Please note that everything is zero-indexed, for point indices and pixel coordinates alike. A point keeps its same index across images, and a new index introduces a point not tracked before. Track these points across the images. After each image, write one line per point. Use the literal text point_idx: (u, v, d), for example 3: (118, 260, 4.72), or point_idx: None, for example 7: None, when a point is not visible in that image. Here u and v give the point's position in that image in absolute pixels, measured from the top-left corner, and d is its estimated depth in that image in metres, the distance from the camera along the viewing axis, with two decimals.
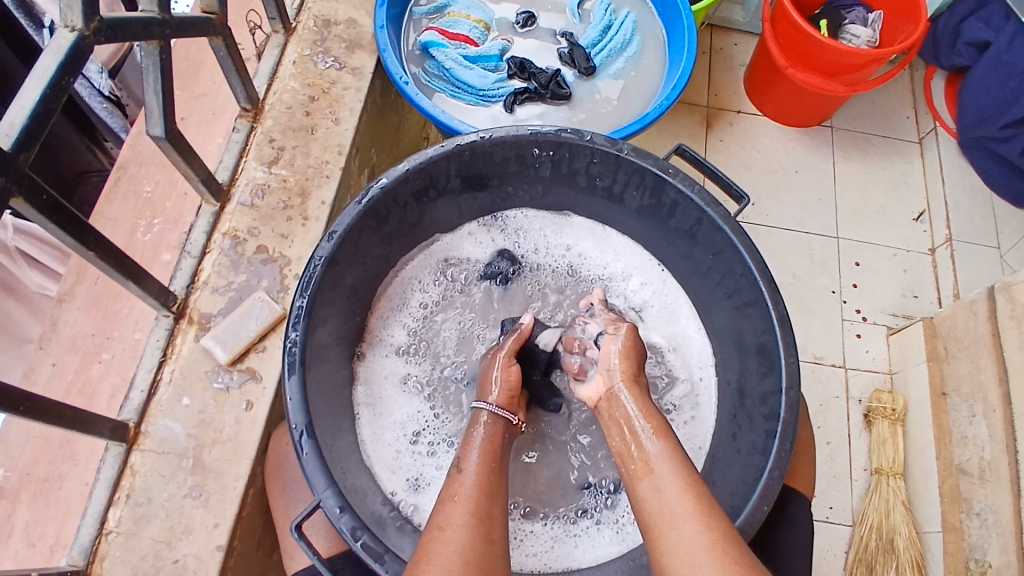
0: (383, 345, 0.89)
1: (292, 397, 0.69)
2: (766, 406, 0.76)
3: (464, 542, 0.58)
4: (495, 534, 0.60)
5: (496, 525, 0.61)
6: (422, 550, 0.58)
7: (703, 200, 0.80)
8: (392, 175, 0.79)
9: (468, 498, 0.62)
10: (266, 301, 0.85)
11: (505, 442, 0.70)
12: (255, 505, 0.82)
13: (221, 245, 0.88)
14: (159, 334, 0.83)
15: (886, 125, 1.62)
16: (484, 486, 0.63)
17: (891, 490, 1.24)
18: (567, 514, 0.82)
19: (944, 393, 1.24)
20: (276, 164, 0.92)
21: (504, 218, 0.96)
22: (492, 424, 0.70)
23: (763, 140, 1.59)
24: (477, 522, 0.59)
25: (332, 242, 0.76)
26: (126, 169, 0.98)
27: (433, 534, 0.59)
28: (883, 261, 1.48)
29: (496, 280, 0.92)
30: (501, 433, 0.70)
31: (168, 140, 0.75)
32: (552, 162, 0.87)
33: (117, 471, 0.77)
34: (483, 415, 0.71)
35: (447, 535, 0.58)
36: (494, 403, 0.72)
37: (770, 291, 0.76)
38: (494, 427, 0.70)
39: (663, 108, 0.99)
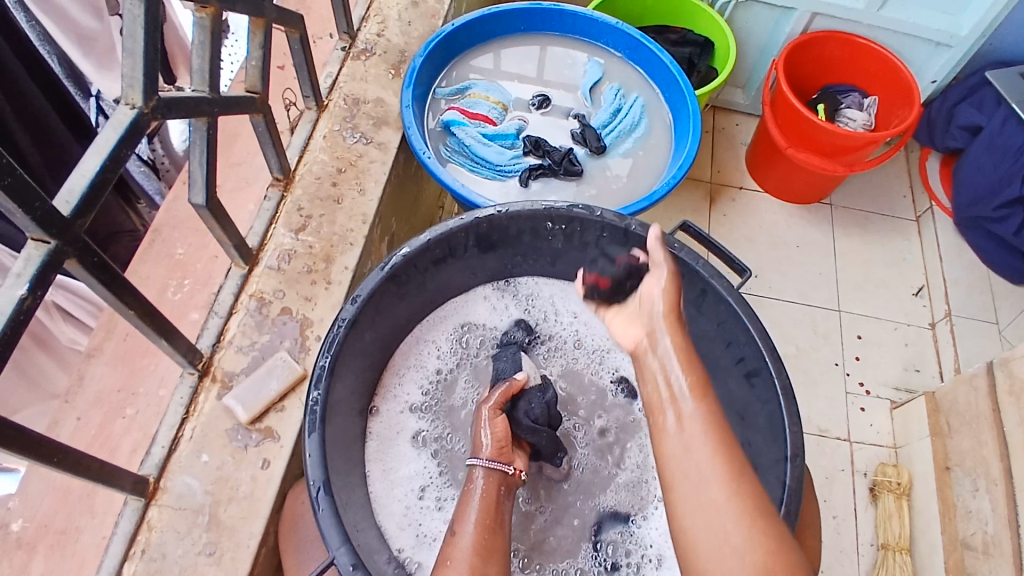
0: (399, 403, 0.91)
1: (312, 453, 0.71)
2: (773, 475, 0.77)
3: None
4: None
5: None
6: None
7: (708, 272, 0.84)
8: (414, 245, 0.84)
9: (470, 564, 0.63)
10: (287, 361, 0.88)
11: (501, 501, 0.73)
12: (266, 564, 0.82)
13: (247, 306, 0.92)
14: (183, 392, 0.86)
15: (884, 204, 1.68)
16: (480, 547, 0.66)
17: (898, 567, 1.23)
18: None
19: (947, 467, 1.24)
20: (303, 231, 0.98)
21: (517, 285, 1.00)
22: (488, 482, 0.73)
23: (765, 215, 1.65)
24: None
25: (356, 305, 0.79)
26: (160, 232, 1.06)
27: None
28: (885, 334, 1.51)
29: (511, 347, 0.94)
30: (497, 488, 0.74)
31: (207, 209, 0.80)
32: (564, 235, 0.91)
33: (134, 526, 0.78)
34: (478, 473, 0.74)
35: None
36: (485, 458, 0.75)
37: (774, 361, 0.79)
38: (490, 481, 0.74)
39: (670, 186, 1.05)
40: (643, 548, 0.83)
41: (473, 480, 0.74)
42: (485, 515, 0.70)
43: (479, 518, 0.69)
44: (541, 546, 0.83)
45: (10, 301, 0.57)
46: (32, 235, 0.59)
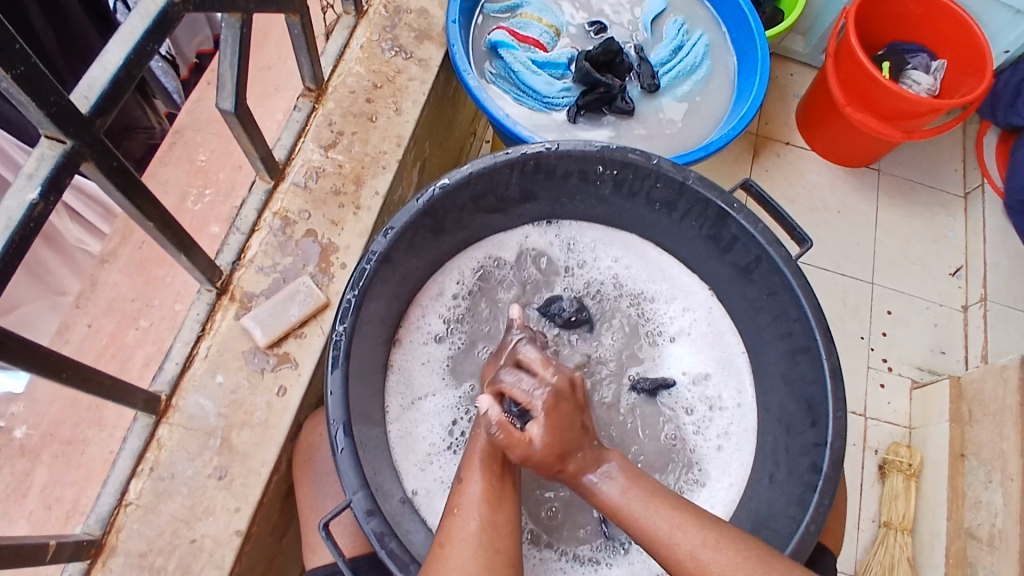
0: (423, 337, 0.87)
1: (334, 391, 0.67)
2: (807, 458, 0.75)
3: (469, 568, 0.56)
4: (500, 545, 0.58)
5: (502, 534, 0.59)
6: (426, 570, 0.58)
7: (765, 240, 0.78)
8: (454, 177, 0.77)
9: (474, 509, 0.60)
10: (311, 288, 0.83)
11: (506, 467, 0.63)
12: (276, 490, 0.81)
13: (270, 224, 0.86)
14: (200, 308, 0.83)
15: (933, 175, 1.58)
16: (490, 496, 0.61)
17: (897, 546, 1.22)
18: (579, 553, 0.75)
19: (962, 454, 1.22)
20: (333, 148, 0.91)
21: (557, 225, 0.93)
22: (488, 444, 0.64)
23: (810, 176, 1.56)
24: (495, 558, 0.57)
25: (388, 238, 0.74)
26: (182, 134, 1.00)
27: (435, 554, 0.58)
28: (915, 313, 1.46)
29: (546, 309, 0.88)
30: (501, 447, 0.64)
31: (235, 116, 0.73)
32: (614, 180, 0.84)
33: (143, 443, 0.76)
34: (479, 442, 0.64)
35: (450, 556, 0.57)
36: (491, 427, 0.64)
37: (825, 342, 0.74)
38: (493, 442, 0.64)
39: (729, 138, 0.98)
40: (657, 531, 0.76)
41: (474, 445, 0.64)
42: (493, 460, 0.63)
43: (486, 464, 0.63)
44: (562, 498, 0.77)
45: (21, 205, 0.52)
46: (45, 132, 0.54)
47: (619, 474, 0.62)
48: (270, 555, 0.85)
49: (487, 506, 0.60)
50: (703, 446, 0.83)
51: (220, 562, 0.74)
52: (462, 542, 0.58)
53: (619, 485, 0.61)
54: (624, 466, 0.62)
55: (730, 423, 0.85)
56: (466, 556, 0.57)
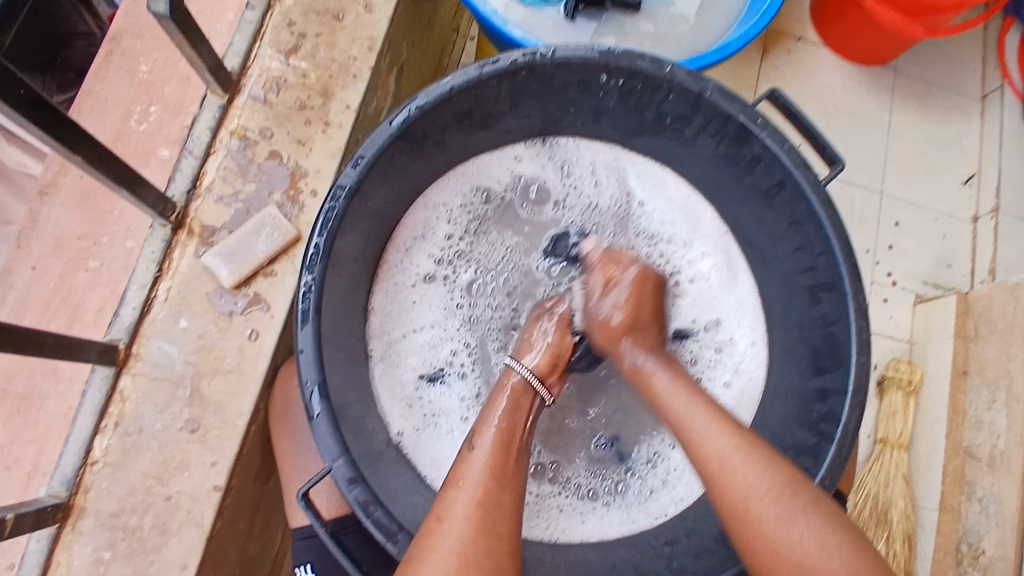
0: (405, 275, 0.79)
1: (305, 347, 0.60)
2: (828, 402, 0.70)
3: (463, 545, 0.51)
4: (501, 530, 0.53)
5: (503, 517, 0.53)
6: (419, 546, 0.52)
7: (791, 160, 0.69)
8: (433, 92, 0.66)
9: (475, 486, 0.54)
10: (278, 221, 0.74)
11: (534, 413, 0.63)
12: (256, 441, 0.75)
13: (227, 145, 0.76)
14: (154, 244, 0.73)
15: (951, 78, 1.40)
16: (493, 467, 0.56)
17: (893, 462, 1.19)
18: (579, 485, 0.76)
19: (964, 372, 1.18)
20: (295, 55, 0.79)
21: (553, 144, 0.83)
22: (520, 382, 0.63)
23: (822, 76, 1.37)
24: (495, 544, 0.52)
25: (359, 169, 0.64)
26: (119, 42, 0.87)
27: (431, 526, 0.53)
28: (924, 225, 1.33)
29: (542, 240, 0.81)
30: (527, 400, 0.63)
31: (173, 20, 0.63)
32: (619, 93, 0.74)
33: (104, 397, 0.70)
34: (514, 377, 0.64)
35: (446, 532, 0.52)
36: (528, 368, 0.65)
37: (852, 278, 0.67)
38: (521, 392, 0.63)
39: (746, 40, 0.86)
40: (654, 464, 0.77)
41: (506, 382, 0.64)
42: (512, 414, 0.61)
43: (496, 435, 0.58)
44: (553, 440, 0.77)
45: None
46: None
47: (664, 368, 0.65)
48: (255, 503, 0.81)
49: (490, 479, 0.55)
50: (712, 386, 0.79)
51: (199, 520, 0.69)
52: (457, 518, 0.52)
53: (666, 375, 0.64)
54: (658, 356, 0.66)
55: (740, 361, 0.80)
56: (466, 533, 0.51)
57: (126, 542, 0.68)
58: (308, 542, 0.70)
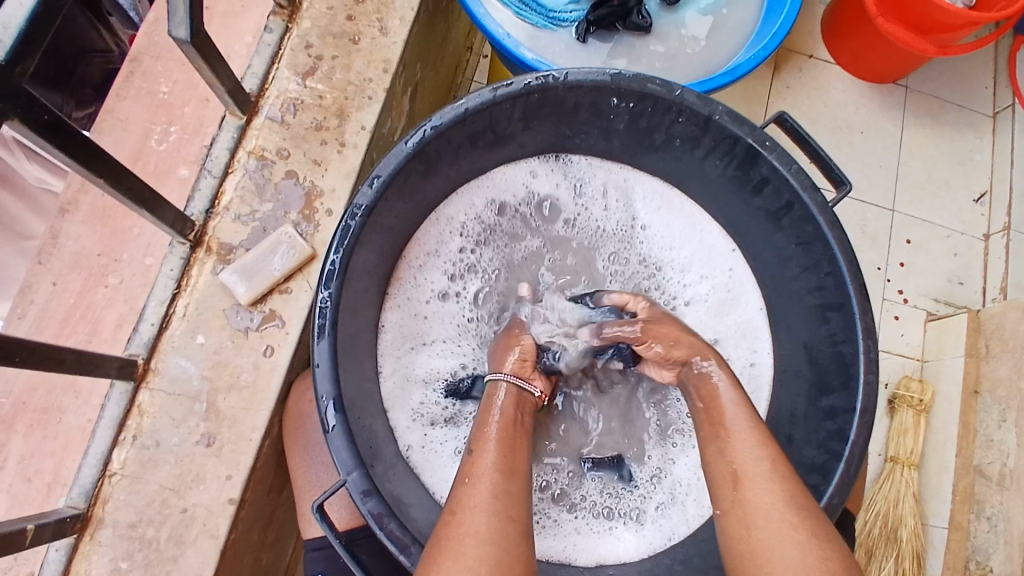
0: (418, 288, 0.80)
1: (321, 362, 0.62)
2: (834, 422, 0.70)
3: (488, 527, 0.51)
4: (514, 512, 0.53)
5: (515, 502, 0.53)
6: (439, 538, 0.51)
7: (799, 182, 0.69)
8: (449, 114, 0.67)
9: (486, 478, 0.55)
10: (294, 239, 0.76)
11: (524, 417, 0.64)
12: (270, 455, 0.76)
13: (245, 165, 0.78)
14: (173, 263, 0.75)
15: (963, 93, 1.39)
16: (501, 463, 0.56)
17: (903, 480, 1.18)
18: (594, 507, 0.76)
19: (976, 391, 1.17)
20: (311, 77, 0.80)
21: (566, 162, 0.84)
22: (508, 396, 0.64)
23: (833, 93, 1.37)
24: (509, 525, 0.51)
25: (376, 187, 0.65)
26: (140, 62, 0.89)
27: (447, 520, 0.52)
28: (935, 242, 1.32)
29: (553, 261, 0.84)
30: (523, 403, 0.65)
31: (193, 45, 0.64)
32: (629, 115, 0.75)
33: (122, 411, 0.71)
34: (501, 387, 0.65)
35: (465, 520, 0.51)
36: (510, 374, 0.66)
37: (860, 298, 0.68)
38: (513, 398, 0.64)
39: (757, 61, 0.87)
40: (669, 483, 0.78)
41: (494, 393, 0.65)
42: (508, 429, 0.60)
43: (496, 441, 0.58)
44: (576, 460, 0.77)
45: None
46: None
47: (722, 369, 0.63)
48: (269, 515, 0.82)
49: (499, 473, 0.55)
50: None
51: (214, 532, 0.71)
52: (476, 510, 0.52)
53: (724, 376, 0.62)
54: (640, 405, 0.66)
55: (741, 386, 0.80)
56: (485, 522, 0.51)
57: (142, 553, 0.69)
58: (320, 553, 0.72)
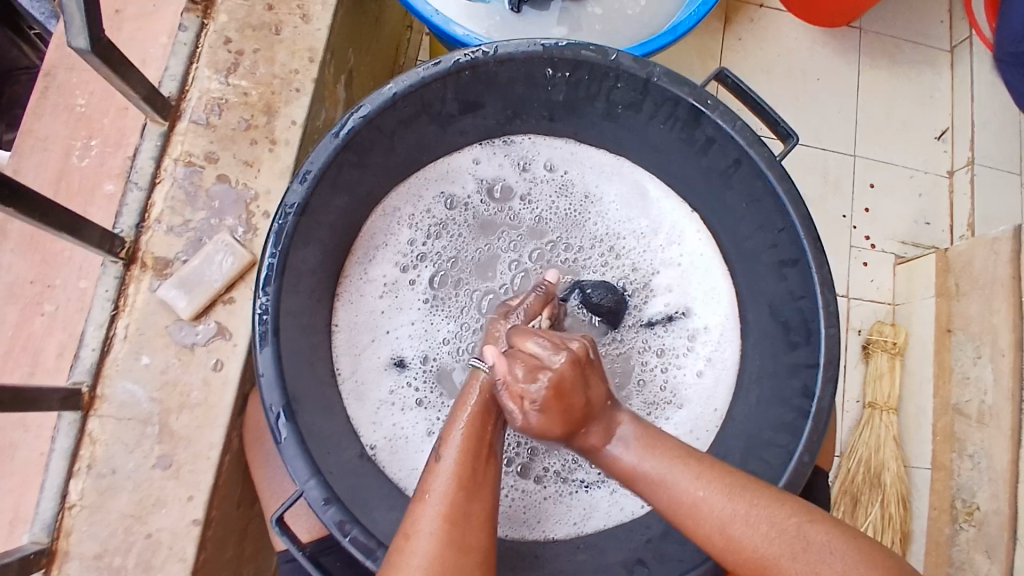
0: (369, 286, 0.77)
1: (265, 372, 0.59)
2: (798, 381, 0.69)
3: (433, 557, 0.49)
4: (471, 540, 0.50)
5: (473, 526, 0.51)
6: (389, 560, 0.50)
7: (745, 139, 0.67)
8: (376, 101, 0.64)
9: (444, 496, 0.52)
10: (231, 246, 0.72)
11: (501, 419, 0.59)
12: (232, 470, 0.74)
13: (173, 173, 0.74)
14: (108, 283, 0.72)
15: (917, 30, 1.37)
16: (461, 479, 0.53)
17: (882, 425, 1.18)
18: (557, 470, 0.75)
19: (949, 329, 1.16)
20: (234, 73, 0.77)
21: (508, 143, 0.81)
22: (483, 394, 0.58)
23: (786, 41, 1.33)
24: (462, 558, 0.49)
25: (306, 185, 0.62)
26: (54, 76, 0.85)
27: (398, 544, 0.51)
28: (899, 184, 1.31)
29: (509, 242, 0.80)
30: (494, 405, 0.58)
31: (95, 53, 0.61)
32: (567, 84, 0.72)
33: (73, 442, 0.69)
34: (480, 379, 0.59)
35: (414, 549, 0.50)
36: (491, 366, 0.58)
37: (816, 254, 0.66)
38: (486, 394, 0.58)
39: (696, 18, 0.85)
40: None
41: (471, 386, 0.59)
42: (477, 431, 0.56)
43: (464, 442, 0.55)
44: (539, 435, 0.76)
45: None
46: None
47: (636, 444, 0.55)
48: (241, 529, 0.80)
49: (457, 490, 0.52)
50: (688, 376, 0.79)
51: (182, 554, 0.69)
52: (424, 536, 0.50)
53: (635, 452, 0.55)
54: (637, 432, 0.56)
55: (715, 350, 0.79)
56: (431, 550, 0.49)
57: None
58: (291, 566, 0.70)
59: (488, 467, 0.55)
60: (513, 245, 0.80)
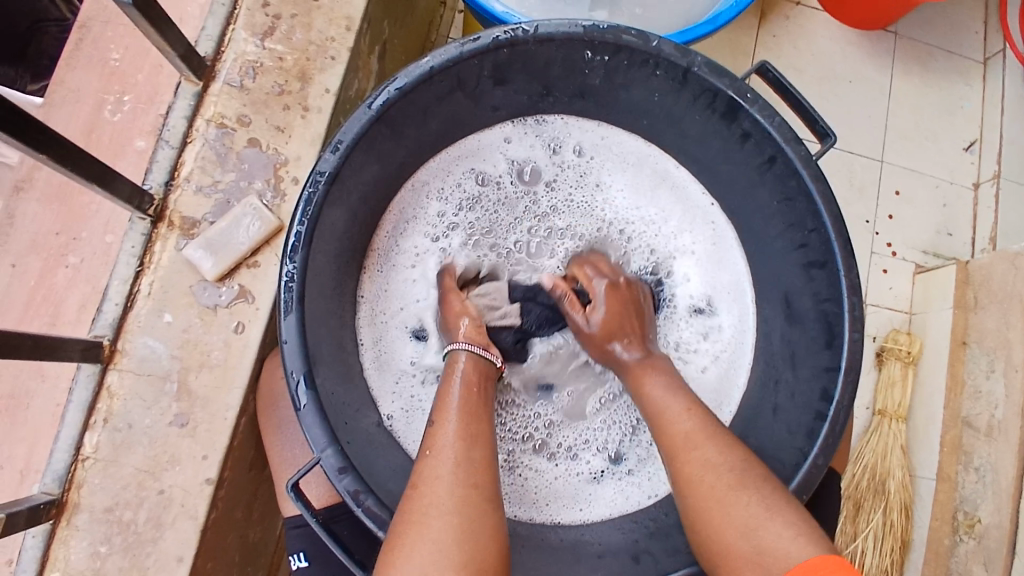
0: (393, 256, 0.77)
1: (288, 338, 0.59)
2: (818, 381, 0.69)
3: (444, 500, 0.51)
4: (478, 481, 0.53)
5: (484, 478, 0.54)
6: (402, 511, 0.52)
7: (782, 135, 0.67)
8: (413, 73, 0.64)
9: (447, 450, 0.54)
10: (259, 210, 0.73)
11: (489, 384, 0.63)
12: (247, 432, 0.75)
13: (205, 134, 0.74)
14: (134, 239, 0.72)
15: (955, 38, 1.35)
16: (463, 435, 0.56)
17: (891, 433, 1.18)
18: (570, 451, 0.76)
19: (964, 342, 1.15)
20: (270, 37, 0.76)
21: (541, 123, 0.81)
22: (469, 364, 0.63)
23: (821, 41, 1.32)
24: (472, 493, 0.52)
25: (339, 153, 0.62)
26: (89, 29, 0.85)
27: (408, 495, 0.53)
28: (924, 193, 1.30)
29: (535, 222, 0.79)
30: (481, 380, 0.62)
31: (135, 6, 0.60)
32: (605, 69, 0.71)
33: (92, 394, 0.69)
34: (461, 357, 0.63)
35: (423, 495, 0.52)
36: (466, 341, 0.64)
37: (845, 255, 0.66)
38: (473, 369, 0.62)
39: (737, 9, 0.84)
40: (647, 440, 0.76)
41: (454, 361, 0.63)
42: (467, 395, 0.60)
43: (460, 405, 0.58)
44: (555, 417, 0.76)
45: None
46: None
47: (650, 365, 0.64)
48: (251, 492, 0.81)
49: (462, 445, 0.55)
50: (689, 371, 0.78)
51: (193, 512, 0.69)
52: (439, 480, 0.52)
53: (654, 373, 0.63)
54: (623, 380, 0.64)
55: (723, 348, 0.79)
56: (443, 496, 0.52)
57: (121, 537, 0.68)
58: (301, 530, 0.71)
59: (484, 423, 0.58)
60: (539, 225, 0.79)
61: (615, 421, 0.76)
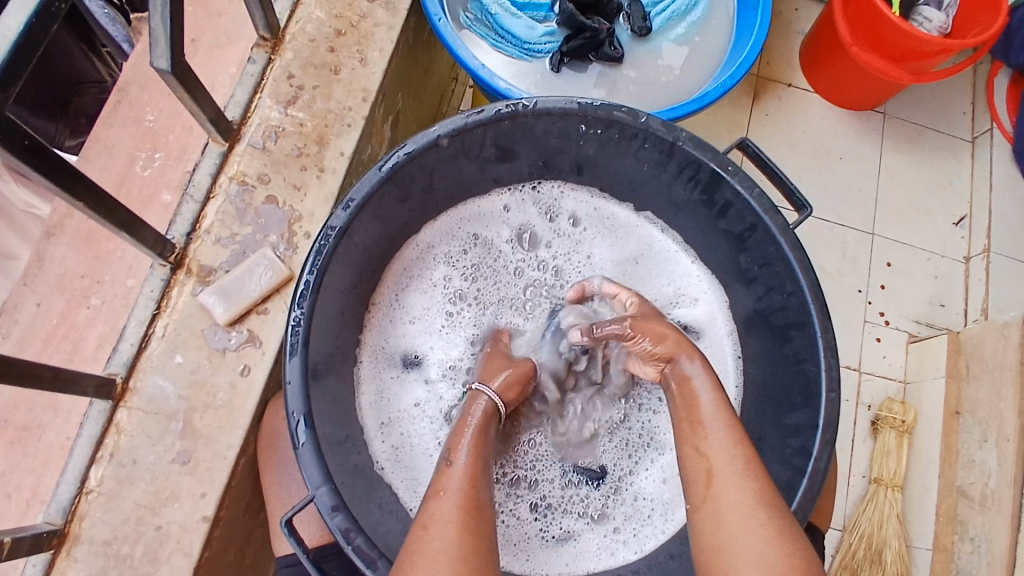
0: (397, 313, 0.83)
1: (292, 380, 0.63)
2: (796, 440, 0.71)
3: (451, 542, 0.52)
4: (482, 529, 0.55)
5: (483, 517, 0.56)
6: (406, 552, 0.53)
7: (761, 205, 0.71)
8: (422, 141, 0.70)
9: (455, 494, 0.57)
10: (272, 261, 0.78)
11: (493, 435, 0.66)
12: (246, 471, 0.77)
13: (227, 190, 0.80)
14: (154, 284, 0.78)
15: (941, 118, 1.42)
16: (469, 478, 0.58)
17: (887, 502, 1.17)
18: (548, 509, 0.77)
19: (957, 412, 1.17)
20: (293, 105, 0.84)
21: (538, 189, 0.87)
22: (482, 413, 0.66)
23: (812, 119, 1.39)
24: (474, 539, 0.53)
25: (349, 211, 0.67)
26: (126, 92, 0.94)
27: (416, 534, 0.54)
28: (915, 264, 1.34)
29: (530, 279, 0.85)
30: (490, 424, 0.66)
31: (174, 75, 0.67)
32: (598, 141, 0.77)
33: (100, 429, 0.73)
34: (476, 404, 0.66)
35: (432, 536, 0.53)
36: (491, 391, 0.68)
37: (820, 317, 0.69)
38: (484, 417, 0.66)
39: (725, 89, 0.91)
40: (632, 498, 0.78)
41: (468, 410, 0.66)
42: (479, 433, 0.63)
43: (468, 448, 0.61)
44: (532, 474, 0.78)
45: None
46: None
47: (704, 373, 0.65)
48: (245, 534, 0.83)
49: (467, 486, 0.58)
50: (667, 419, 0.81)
51: (188, 549, 0.71)
52: (440, 524, 0.54)
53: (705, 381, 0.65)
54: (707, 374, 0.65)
55: None
56: (448, 535, 0.53)
57: (116, 570, 0.70)
58: (291, 569, 0.73)
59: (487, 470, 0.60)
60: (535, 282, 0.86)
61: (591, 478, 0.79)
